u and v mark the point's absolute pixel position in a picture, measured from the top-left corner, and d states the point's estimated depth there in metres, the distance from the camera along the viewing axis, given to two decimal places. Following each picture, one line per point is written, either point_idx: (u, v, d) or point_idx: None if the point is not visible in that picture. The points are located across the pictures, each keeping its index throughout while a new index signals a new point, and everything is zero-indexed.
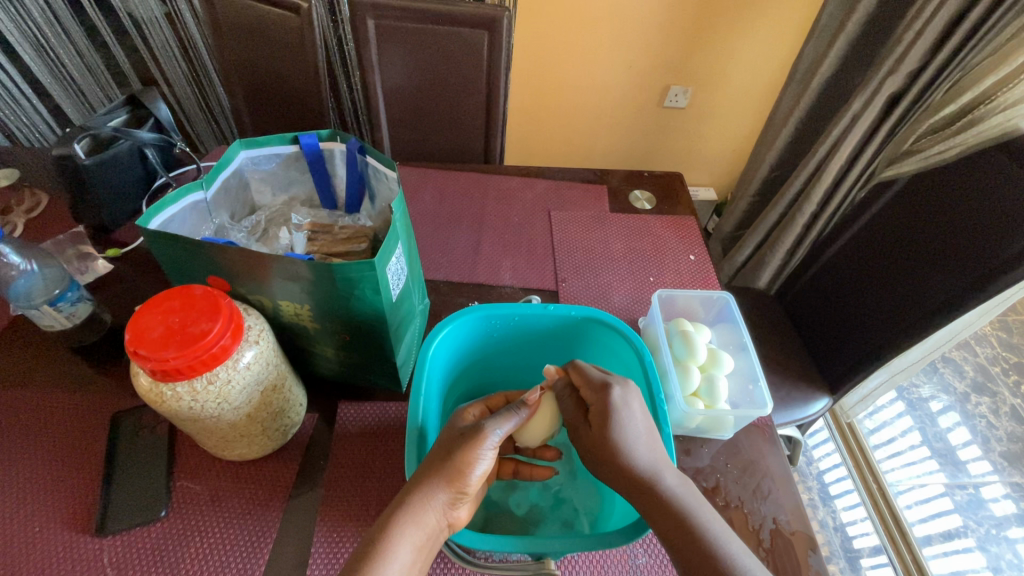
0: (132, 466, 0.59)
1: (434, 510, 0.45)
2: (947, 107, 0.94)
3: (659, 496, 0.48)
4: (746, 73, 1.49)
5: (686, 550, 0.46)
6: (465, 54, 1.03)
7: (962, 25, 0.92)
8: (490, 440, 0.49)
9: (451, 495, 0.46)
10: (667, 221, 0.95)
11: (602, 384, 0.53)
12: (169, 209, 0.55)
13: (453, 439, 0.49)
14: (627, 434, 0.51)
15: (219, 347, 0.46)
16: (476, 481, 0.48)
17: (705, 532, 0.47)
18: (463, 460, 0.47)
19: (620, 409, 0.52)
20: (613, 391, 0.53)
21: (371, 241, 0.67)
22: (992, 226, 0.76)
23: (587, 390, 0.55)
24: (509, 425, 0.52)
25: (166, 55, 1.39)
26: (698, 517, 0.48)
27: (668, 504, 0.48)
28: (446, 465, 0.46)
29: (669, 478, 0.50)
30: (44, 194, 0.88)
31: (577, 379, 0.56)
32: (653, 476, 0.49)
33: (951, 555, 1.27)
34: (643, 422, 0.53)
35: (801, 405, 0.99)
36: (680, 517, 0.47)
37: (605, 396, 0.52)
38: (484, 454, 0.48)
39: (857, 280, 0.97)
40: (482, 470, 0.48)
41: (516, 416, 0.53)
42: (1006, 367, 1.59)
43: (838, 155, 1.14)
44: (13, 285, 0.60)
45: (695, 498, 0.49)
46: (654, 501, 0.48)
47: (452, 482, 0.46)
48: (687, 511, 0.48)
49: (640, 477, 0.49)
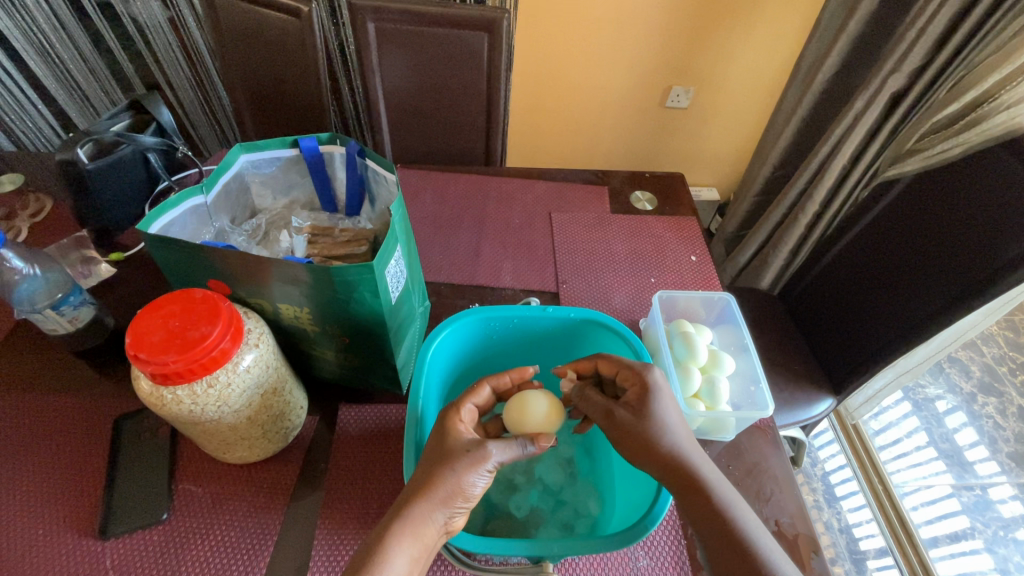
0: (135, 468, 0.59)
1: (429, 523, 0.45)
2: (950, 105, 0.93)
3: (701, 487, 0.49)
4: (748, 71, 1.49)
5: (724, 542, 0.47)
6: (465, 57, 1.04)
7: (966, 22, 0.92)
8: (488, 464, 0.49)
9: (449, 511, 0.46)
10: (667, 221, 0.95)
11: (641, 366, 0.54)
12: (169, 213, 0.56)
13: (454, 452, 0.48)
14: (665, 421, 0.51)
15: (218, 351, 0.46)
16: (474, 496, 0.48)
17: (740, 526, 0.48)
18: (462, 480, 0.47)
19: (659, 390, 0.53)
20: (653, 373, 0.53)
21: (370, 243, 0.68)
22: (996, 226, 0.75)
23: (621, 374, 0.55)
24: (508, 454, 0.51)
25: (170, 61, 1.41)
26: (733, 511, 0.49)
27: (708, 496, 0.49)
28: (447, 475, 0.46)
29: (707, 470, 0.50)
30: (49, 199, 0.88)
31: (609, 368, 0.57)
32: (691, 465, 0.50)
33: (958, 556, 1.26)
34: (677, 410, 0.53)
35: (804, 406, 0.99)
36: (717, 510, 0.48)
37: (643, 376, 0.53)
38: (480, 473, 0.48)
39: (860, 281, 0.96)
40: (481, 487, 0.49)
41: (519, 449, 0.52)
42: (1013, 367, 1.58)
43: (841, 155, 1.13)
44: (17, 290, 0.61)
45: (731, 490, 0.50)
46: (693, 491, 0.49)
47: (451, 498, 0.46)
48: (724, 503, 0.49)
49: (680, 465, 0.49)
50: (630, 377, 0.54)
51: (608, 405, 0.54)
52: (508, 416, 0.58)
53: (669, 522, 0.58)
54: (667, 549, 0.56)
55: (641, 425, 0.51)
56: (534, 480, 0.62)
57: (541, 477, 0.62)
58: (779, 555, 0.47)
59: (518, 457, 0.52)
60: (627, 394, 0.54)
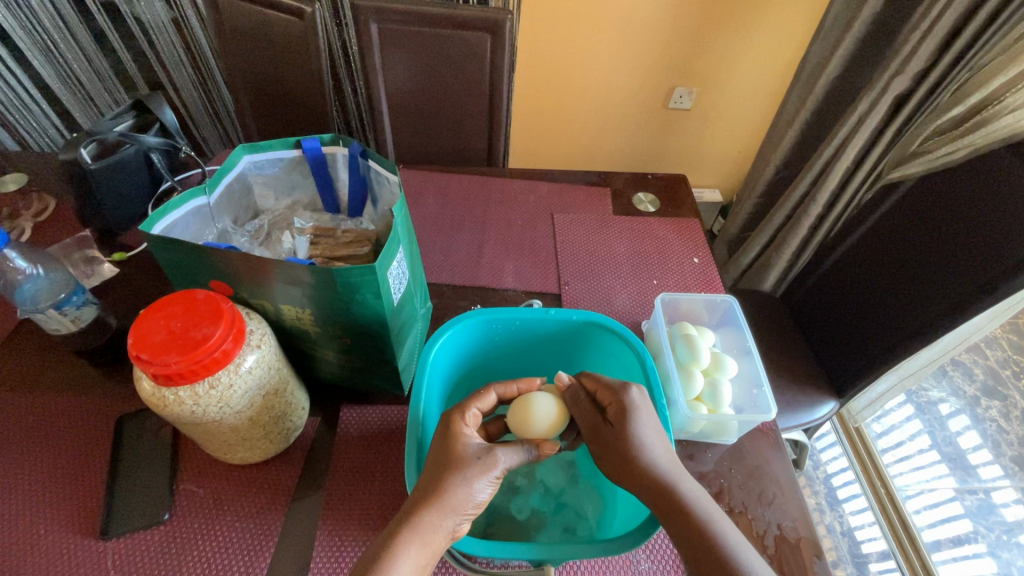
0: (137, 468, 0.59)
1: (437, 530, 0.45)
2: (955, 108, 0.93)
3: (681, 504, 0.48)
4: (752, 72, 1.48)
5: (704, 556, 0.46)
6: (468, 57, 1.03)
7: (972, 23, 0.91)
8: (494, 471, 0.49)
9: (456, 519, 0.46)
10: (670, 222, 0.95)
11: (620, 386, 0.54)
12: (172, 213, 0.55)
13: (464, 460, 0.48)
14: (644, 441, 0.51)
15: (220, 351, 0.46)
16: (480, 504, 0.48)
17: (722, 540, 0.47)
18: (463, 487, 0.47)
19: (638, 408, 0.53)
20: (631, 391, 0.54)
21: (373, 244, 0.68)
22: (1001, 230, 0.75)
23: (602, 393, 0.56)
24: (514, 459, 0.51)
25: (174, 61, 1.41)
26: (717, 527, 0.48)
27: (688, 512, 0.48)
28: (457, 483, 0.46)
29: (687, 487, 0.50)
30: (52, 199, 0.89)
31: (590, 386, 0.58)
32: (671, 484, 0.49)
33: (961, 560, 1.25)
34: (658, 428, 0.53)
35: (807, 409, 0.98)
36: (698, 525, 0.47)
37: (623, 395, 0.53)
38: (487, 481, 0.49)
39: (863, 284, 0.96)
40: (485, 496, 0.49)
41: (525, 453, 0.52)
42: (1017, 370, 1.57)
43: (844, 158, 1.13)
44: (20, 290, 0.60)
45: (713, 507, 0.49)
46: (673, 509, 0.48)
47: (460, 506, 0.46)
48: (706, 519, 0.48)
49: (660, 482, 0.49)
50: (609, 397, 0.55)
51: (595, 416, 0.56)
52: (511, 419, 0.58)
53: None
54: (669, 552, 0.56)
55: (622, 439, 0.52)
56: (535, 483, 0.62)
57: (542, 480, 0.63)
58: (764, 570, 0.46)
59: (521, 461, 0.53)
60: (608, 411, 0.54)
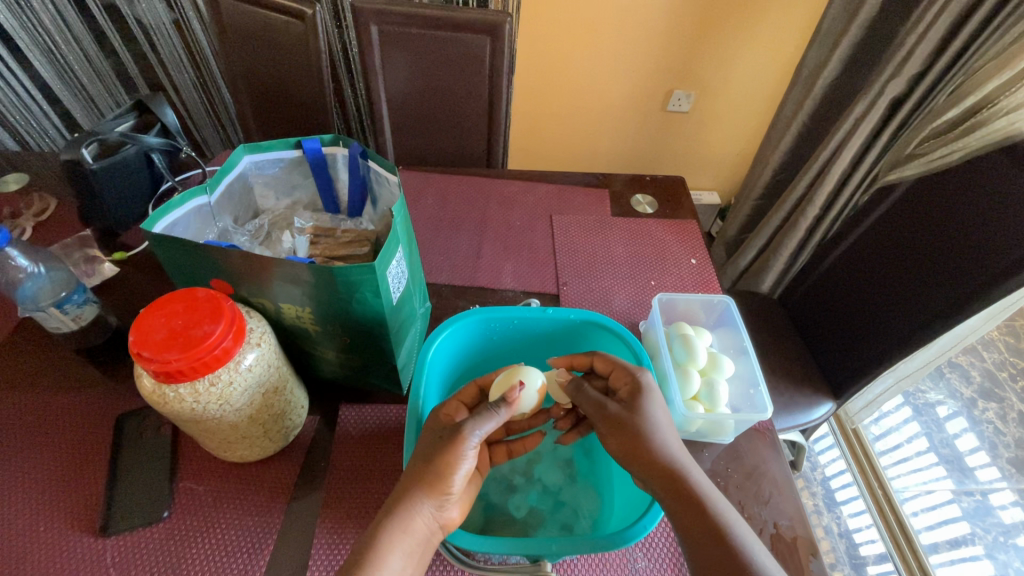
0: (136, 465, 0.59)
1: (421, 517, 0.47)
2: (950, 111, 0.94)
3: (690, 492, 0.49)
4: (749, 76, 1.49)
5: (707, 546, 0.47)
6: (468, 59, 1.04)
7: (965, 29, 0.92)
8: (469, 442, 0.48)
9: (435, 501, 0.47)
10: (667, 224, 0.95)
11: (636, 368, 0.55)
12: (173, 212, 0.56)
13: (433, 445, 0.49)
14: (653, 421, 0.52)
15: (220, 349, 0.47)
16: (459, 481, 0.48)
17: (729, 529, 0.47)
18: (443, 467, 0.47)
19: (651, 391, 0.53)
20: (645, 374, 0.55)
21: (372, 244, 0.68)
22: (995, 232, 0.76)
23: (615, 376, 0.56)
24: (488, 427, 0.50)
25: (175, 62, 1.42)
26: (724, 516, 0.48)
27: (699, 499, 0.48)
28: (434, 471, 0.47)
29: (695, 475, 0.50)
30: (53, 199, 0.89)
31: (603, 366, 0.58)
32: (680, 471, 0.50)
33: (958, 563, 1.25)
34: (667, 415, 0.53)
35: (804, 410, 0.99)
36: (707, 515, 0.48)
37: (636, 375, 0.54)
38: (467, 455, 0.49)
39: (860, 286, 0.97)
40: (465, 469, 0.49)
41: (498, 417, 0.51)
42: (1013, 372, 1.58)
43: (840, 161, 1.13)
44: (20, 288, 0.61)
45: (719, 495, 0.50)
46: (683, 496, 0.48)
47: (435, 490, 0.47)
48: (713, 507, 0.48)
49: (670, 470, 0.49)
50: (625, 378, 0.55)
51: (599, 398, 0.55)
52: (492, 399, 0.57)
53: (668, 523, 0.58)
54: (666, 551, 0.56)
55: (631, 419, 0.52)
56: (533, 481, 0.63)
57: (540, 478, 0.63)
58: (769, 561, 0.46)
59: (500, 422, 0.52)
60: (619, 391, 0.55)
